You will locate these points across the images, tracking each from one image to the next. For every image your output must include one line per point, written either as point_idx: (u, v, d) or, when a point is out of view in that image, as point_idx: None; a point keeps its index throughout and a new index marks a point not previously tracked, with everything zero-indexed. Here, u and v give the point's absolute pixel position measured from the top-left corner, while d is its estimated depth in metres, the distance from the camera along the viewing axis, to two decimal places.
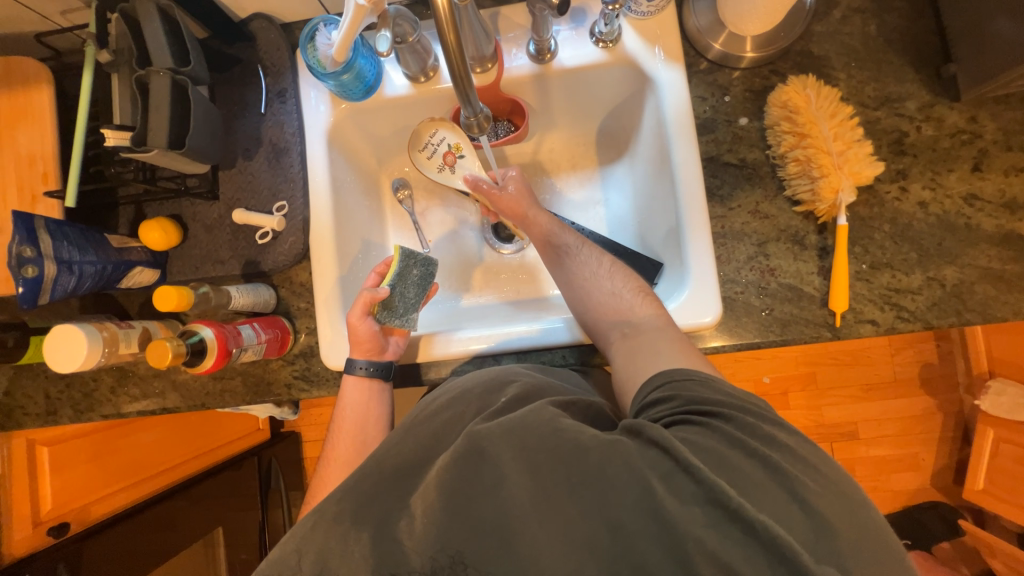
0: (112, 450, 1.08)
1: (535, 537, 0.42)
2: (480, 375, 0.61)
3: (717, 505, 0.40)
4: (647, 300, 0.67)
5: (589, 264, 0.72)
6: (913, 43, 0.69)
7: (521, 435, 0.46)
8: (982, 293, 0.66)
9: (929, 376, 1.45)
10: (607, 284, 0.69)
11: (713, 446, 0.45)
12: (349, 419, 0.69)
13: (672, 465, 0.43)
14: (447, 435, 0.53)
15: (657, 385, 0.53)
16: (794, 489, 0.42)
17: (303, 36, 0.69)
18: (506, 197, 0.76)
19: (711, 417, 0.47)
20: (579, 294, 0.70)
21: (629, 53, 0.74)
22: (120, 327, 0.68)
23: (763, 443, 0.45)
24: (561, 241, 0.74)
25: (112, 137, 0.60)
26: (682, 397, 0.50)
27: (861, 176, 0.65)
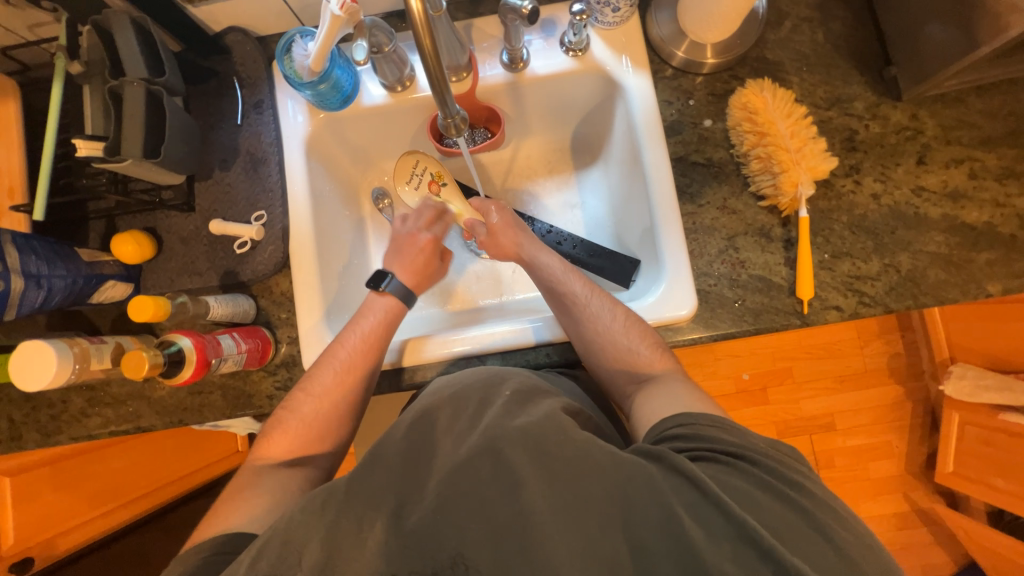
0: (80, 478, 1.01)
1: (554, 546, 0.44)
2: (476, 370, 0.61)
3: (748, 540, 0.44)
4: (663, 352, 0.67)
5: (601, 316, 0.69)
6: (856, 49, 0.75)
7: (538, 441, 0.48)
8: (934, 276, 0.70)
9: (897, 365, 1.52)
10: (623, 340, 0.68)
11: (741, 485, 0.48)
12: (348, 363, 0.68)
13: (698, 496, 0.46)
14: (447, 426, 0.53)
15: (678, 423, 0.56)
16: (825, 531, 0.45)
17: (279, 47, 0.70)
18: (499, 245, 0.77)
19: (737, 457, 0.50)
20: (591, 346, 0.69)
21: (598, 61, 0.77)
22: (92, 342, 0.66)
23: (791, 488, 0.48)
24: (568, 290, 0.71)
25: (83, 147, 0.59)
26: (707, 438, 0.53)
27: (818, 170, 0.69)
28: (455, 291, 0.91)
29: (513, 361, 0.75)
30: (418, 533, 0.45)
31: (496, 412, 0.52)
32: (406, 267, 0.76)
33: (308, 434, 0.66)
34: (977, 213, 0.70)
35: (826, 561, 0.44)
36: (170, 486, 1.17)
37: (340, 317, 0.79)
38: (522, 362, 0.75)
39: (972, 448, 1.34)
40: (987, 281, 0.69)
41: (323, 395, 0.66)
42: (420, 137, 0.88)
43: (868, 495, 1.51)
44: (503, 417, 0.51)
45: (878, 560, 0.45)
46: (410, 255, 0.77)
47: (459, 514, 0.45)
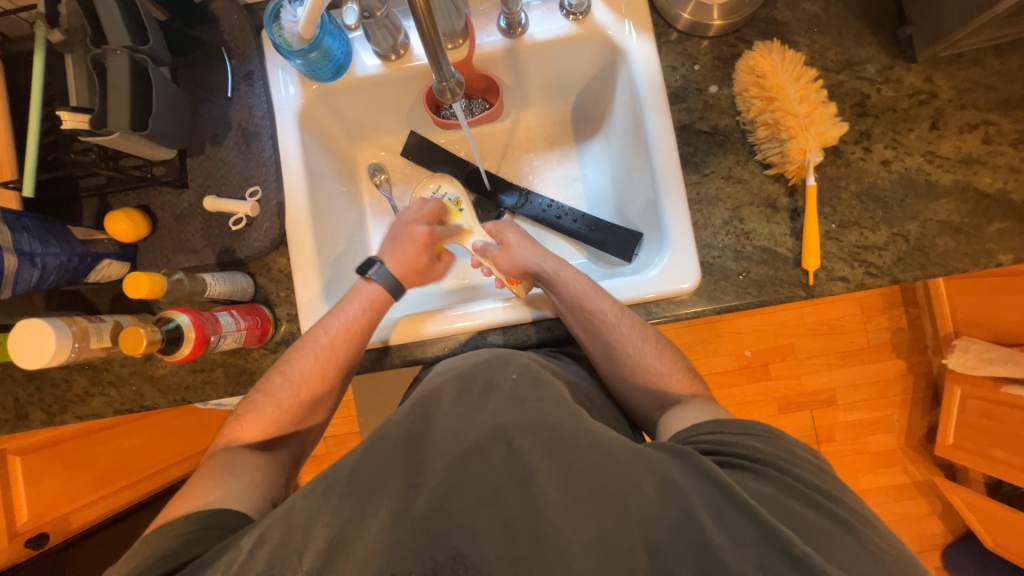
0: (90, 458, 1.02)
1: (568, 539, 0.44)
2: (478, 354, 0.63)
3: (776, 546, 0.43)
4: (687, 373, 0.68)
5: (630, 338, 0.67)
6: (870, 8, 0.72)
7: (552, 435, 0.49)
8: (943, 246, 0.69)
9: (900, 339, 1.52)
10: (655, 363, 0.67)
11: (770, 492, 0.48)
12: (328, 349, 0.67)
13: (721, 499, 0.46)
14: (460, 407, 0.54)
15: (707, 430, 0.56)
16: (858, 535, 0.45)
17: (267, 14, 0.67)
18: (516, 259, 0.75)
19: (765, 465, 0.51)
20: (617, 365, 0.68)
21: (599, 24, 0.74)
22: (91, 321, 0.65)
23: (823, 495, 0.48)
24: (598, 309, 0.68)
25: (68, 119, 0.57)
26: (732, 446, 0.53)
27: (827, 136, 0.67)
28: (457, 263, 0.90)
29: (513, 337, 0.74)
30: (427, 517, 0.45)
31: (506, 396, 0.53)
32: (400, 261, 0.75)
33: (284, 417, 0.66)
34: (990, 179, 0.68)
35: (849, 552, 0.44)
36: (179, 464, 1.19)
37: (340, 295, 0.78)
38: (522, 338, 0.74)
39: (974, 422, 1.35)
40: (999, 250, 0.68)
41: (303, 380, 0.67)
42: (416, 108, 0.86)
43: (868, 468, 1.53)
44: (516, 405, 0.52)
45: (882, 537, 0.46)
46: (409, 249, 0.75)
47: (467, 496, 0.46)
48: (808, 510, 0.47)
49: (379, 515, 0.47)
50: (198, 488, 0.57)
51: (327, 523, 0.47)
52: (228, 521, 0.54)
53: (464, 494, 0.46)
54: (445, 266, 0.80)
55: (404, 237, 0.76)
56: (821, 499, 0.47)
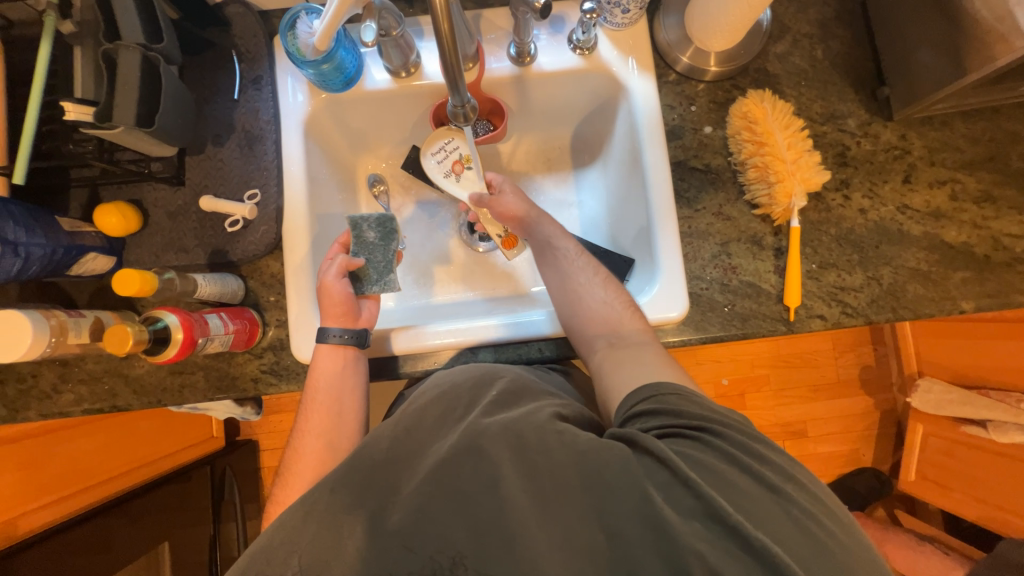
0: (43, 459, 0.98)
1: (536, 539, 0.45)
2: (464, 369, 0.62)
3: (730, 535, 0.44)
4: (635, 315, 0.69)
5: (585, 270, 0.73)
6: (853, 68, 0.78)
7: (518, 437, 0.50)
8: (913, 291, 0.73)
9: (867, 376, 1.58)
10: (600, 295, 0.70)
11: (709, 462, 0.49)
12: (320, 422, 0.67)
13: (667, 476, 0.48)
14: (440, 429, 0.54)
15: (644, 396, 0.57)
16: (789, 502, 0.47)
17: (283, 22, 0.68)
18: (508, 203, 0.77)
19: (702, 431, 0.52)
20: (574, 302, 0.71)
21: (605, 61, 0.78)
22: (70, 316, 0.63)
23: (754, 459, 0.49)
24: (558, 244, 0.75)
25: (72, 110, 0.56)
26: (666, 410, 0.54)
27: (811, 182, 0.71)
28: (452, 268, 0.90)
29: (504, 356, 0.75)
30: (402, 533, 0.46)
31: (482, 410, 0.53)
32: (328, 315, 0.70)
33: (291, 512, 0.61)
34: (956, 233, 0.74)
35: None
36: (141, 468, 1.18)
37: None
38: (513, 357, 0.75)
39: (933, 459, 1.41)
40: (962, 298, 0.73)
41: (306, 468, 0.64)
42: (421, 124, 0.87)
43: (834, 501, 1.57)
44: (492, 414, 0.53)
45: (811, 495, 0.48)
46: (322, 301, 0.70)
47: (448, 514, 0.47)
48: (743, 479, 0.48)
49: (355, 536, 0.47)
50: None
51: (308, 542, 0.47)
52: None
53: (447, 503, 0.47)
54: (337, 270, 0.72)
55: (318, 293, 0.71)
56: (778, 483, 0.48)
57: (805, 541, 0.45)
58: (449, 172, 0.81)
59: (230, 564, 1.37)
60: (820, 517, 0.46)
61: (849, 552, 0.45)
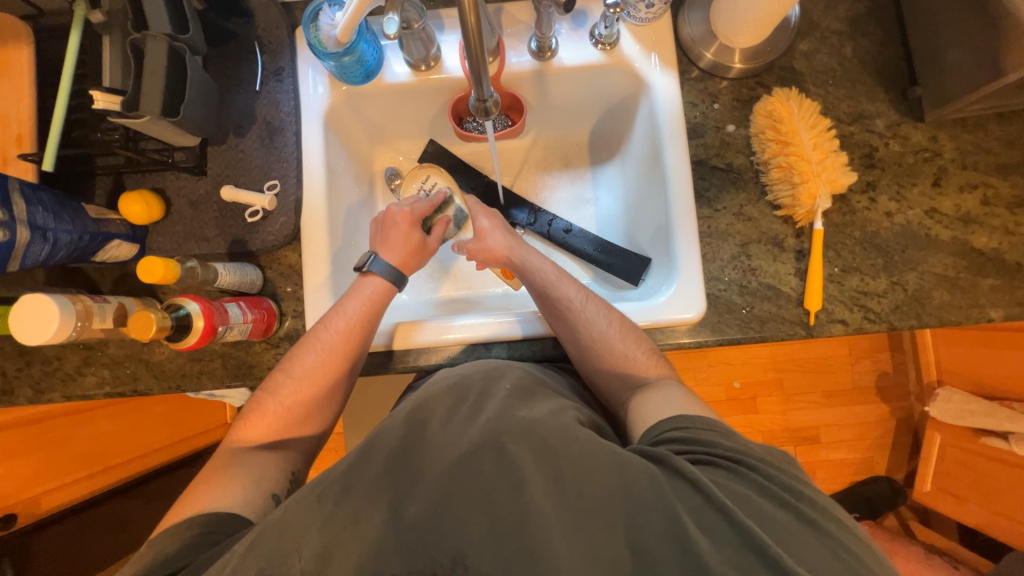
0: (57, 444, 0.98)
1: (556, 545, 0.45)
2: (477, 363, 0.63)
3: (768, 566, 0.43)
4: (657, 359, 0.68)
5: (596, 320, 0.69)
6: (883, 67, 0.75)
7: (542, 441, 0.50)
8: (939, 298, 0.71)
9: (885, 383, 1.55)
10: (619, 346, 0.67)
11: (744, 492, 0.49)
12: (329, 343, 0.66)
13: (701, 500, 0.47)
14: (454, 421, 0.53)
15: (674, 425, 0.56)
16: (827, 538, 0.46)
17: (306, 14, 0.68)
18: (487, 247, 0.76)
19: (737, 462, 0.51)
20: (588, 353, 0.69)
21: (627, 56, 0.76)
22: (95, 301, 0.64)
23: (790, 494, 0.49)
24: (563, 295, 0.70)
25: (100, 99, 0.57)
26: (698, 441, 0.53)
27: (837, 184, 0.69)
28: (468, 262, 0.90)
29: (518, 351, 0.75)
30: (421, 527, 0.47)
31: (499, 405, 0.54)
32: (392, 248, 0.72)
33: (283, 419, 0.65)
34: (986, 239, 0.71)
35: None
36: (154, 453, 1.15)
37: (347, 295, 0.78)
38: (526, 353, 0.75)
39: (950, 469, 1.37)
40: (990, 306, 0.71)
41: (308, 377, 0.66)
42: (439, 118, 0.87)
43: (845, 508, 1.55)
44: (506, 410, 0.53)
45: (851, 533, 0.47)
46: (393, 233, 0.73)
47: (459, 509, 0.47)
48: (777, 510, 0.47)
49: (373, 522, 0.48)
50: (199, 489, 0.59)
51: (319, 529, 0.47)
52: (228, 523, 0.55)
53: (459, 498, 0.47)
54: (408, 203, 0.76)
55: (385, 228, 0.74)
56: (816, 517, 0.47)
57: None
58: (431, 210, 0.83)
59: None
60: (859, 554, 0.46)
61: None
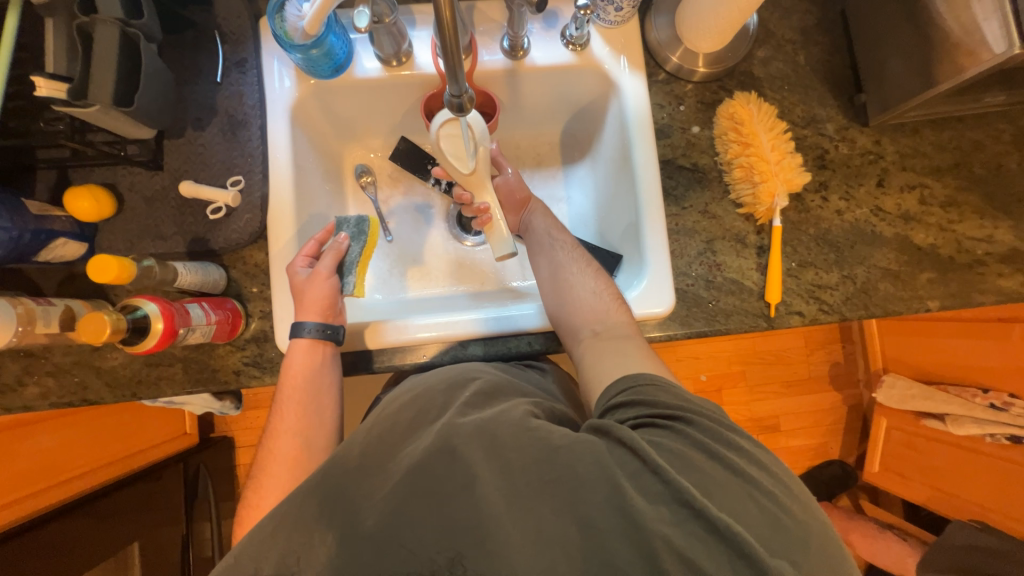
0: (7, 454, 0.92)
1: (507, 536, 0.45)
2: (440, 372, 0.62)
3: (701, 522, 0.45)
4: (623, 308, 0.71)
5: (576, 262, 0.75)
6: (832, 75, 0.81)
7: (492, 435, 0.50)
8: (884, 289, 0.77)
9: (836, 373, 1.65)
10: (590, 286, 0.72)
11: (679, 448, 0.50)
12: (292, 419, 0.65)
13: (639, 465, 0.48)
14: (415, 430, 0.54)
15: (621, 388, 0.58)
16: (753, 486, 0.48)
17: (272, 4, 0.66)
18: (506, 183, 0.80)
19: (675, 420, 0.53)
20: (562, 289, 0.72)
21: (597, 58, 0.78)
22: (39, 304, 0.60)
23: (724, 446, 0.50)
24: (554, 236, 0.78)
25: (42, 85, 0.53)
26: (642, 401, 0.55)
27: (793, 183, 0.74)
28: (441, 261, 0.90)
29: (493, 349, 0.75)
30: (378, 537, 0.45)
31: (453, 412, 0.54)
32: (306, 307, 0.68)
33: None
34: (924, 235, 0.78)
35: (807, 561, 0.45)
36: (100, 471, 1.11)
37: None
38: (501, 350, 0.75)
39: (896, 450, 1.48)
40: (928, 297, 0.77)
41: (280, 465, 0.63)
42: (411, 115, 0.86)
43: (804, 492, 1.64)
44: (466, 415, 0.53)
45: (779, 484, 0.49)
46: (305, 293, 0.68)
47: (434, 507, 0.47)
48: (710, 464, 0.49)
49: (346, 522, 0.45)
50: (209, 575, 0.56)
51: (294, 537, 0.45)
52: None
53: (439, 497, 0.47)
54: (302, 255, 0.71)
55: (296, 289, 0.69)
56: (745, 468, 0.49)
57: (766, 522, 0.46)
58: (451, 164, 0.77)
59: (204, 564, 1.33)
60: (784, 502, 0.48)
61: (808, 530, 0.47)
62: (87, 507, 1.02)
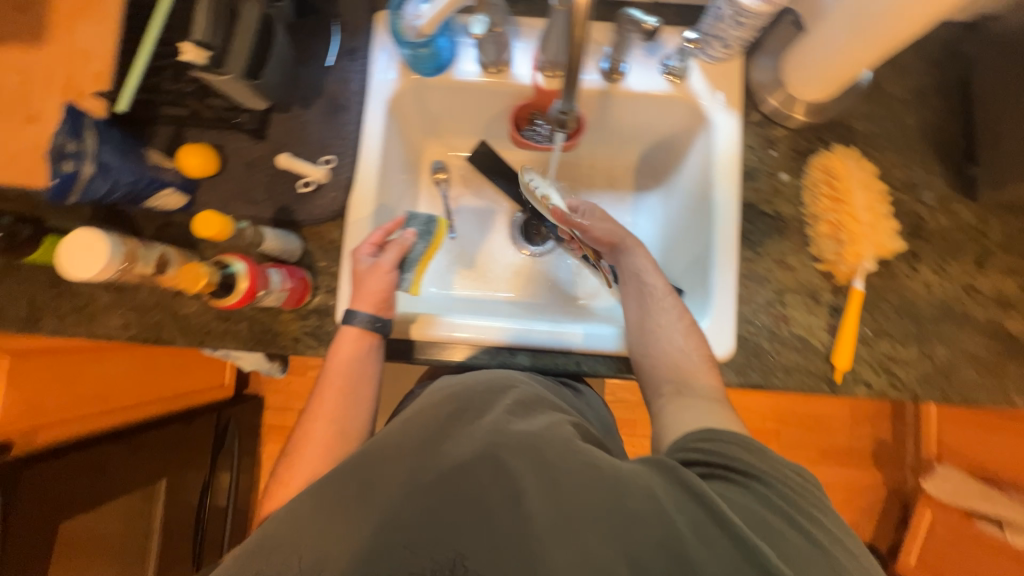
0: (74, 376, 1.01)
1: (553, 557, 0.44)
2: (477, 373, 0.62)
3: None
4: (712, 370, 0.67)
5: (669, 312, 0.71)
6: (941, 142, 0.76)
7: (539, 451, 0.50)
8: (966, 375, 0.71)
9: (881, 451, 1.54)
10: (679, 341, 0.68)
11: (745, 502, 0.49)
12: (331, 405, 0.67)
13: (702, 511, 0.47)
14: (454, 428, 0.53)
15: (700, 435, 0.57)
16: (822, 549, 0.46)
17: (393, 2, 0.70)
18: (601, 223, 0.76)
19: (743, 473, 0.52)
20: (648, 338, 0.70)
21: (694, 91, 0.78)
22: (141, 245, 0.65)
23: (792, 506, 0.49)
24: (647, 281, 0.73)
25: (189, 52, 0.58)
26: (717, 451, 0.54)
27: (883, 247, 0.70)
28: (498, 266, 0.91)
29: (539, 362, 0.75)
30: (417, 528, 0.46)
31: (493, 419, 0.53)
32: (362, 297, 0.69)
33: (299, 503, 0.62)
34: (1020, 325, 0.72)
35: None
36: (145, 405, 1.18)
37: None
38: (546, 365, 0.75)
39: (938, 548, 1.35)
40: (1016, 392, 0.71)
41: (314, 448, 0.65)
42: (497, 120, 0.88)
43: None
44: (505, 423, 0.53)
45: (846, 548, 0.47)
46: (363, 283, 0.69)
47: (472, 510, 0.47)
48: (778, 521, 0.48)
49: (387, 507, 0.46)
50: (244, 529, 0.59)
51: None
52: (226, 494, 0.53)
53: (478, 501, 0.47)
54: (366, 244, 0.71)
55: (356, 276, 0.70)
56: (813, 530, 0.47)
57: None
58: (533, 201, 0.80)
59: (217, 512, 1.39)
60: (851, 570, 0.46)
61: None
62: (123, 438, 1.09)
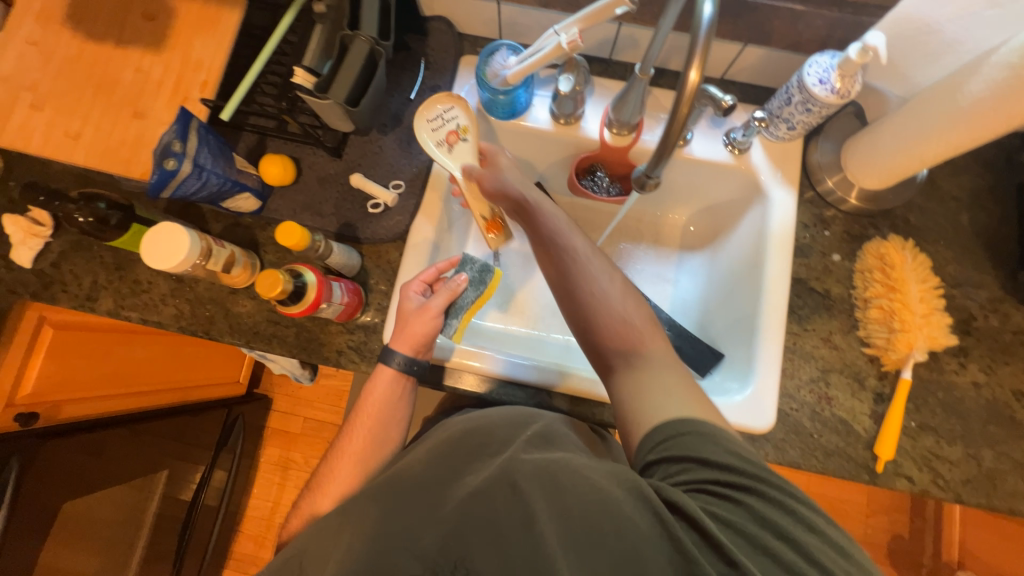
0: (101, 353, 1.00)
1: None
2: (506, 410, 0.63)
3: None
4: (656, 330, 0.62)
5: (594, 275, 0.65)
6: (995, 244, 0.78)
7: (552, 475, 0.49)
8: (1013, 484, 0.69)
9: (897, 547, 1.47)
10: (619, 306, 0.63)
11: (744, 525, 0.46)
12: (359, 444, 0.66)
13: (699, 537, 0.45)
14: (475, 460, 0.54)
15: (663, 434, 0.52)
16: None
17: (484, 51, 0.75)
18: (500, 180, 0.73)
19: (734, 489, 0.48)
20: (583, 308, 0.64)
21: (754, 165, 0.81)
22: (215, 243, 0.68)
23: (799, 527, 0.46)
24: (566, 241, 0.67)
25: (301, 74, 0.63)
26: (693, 459, 0.50)
27: (936, 341, 0.70)
28: (538, 305, 0.93)
29: (574, 409, 0.75)
30: (437, 554, 0.44)
31: (514, 449, 0.53)
32: (403, 336, 0.67)
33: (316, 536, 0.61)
34: None
35: None
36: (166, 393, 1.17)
37: None
38: (581, 412, 0.75)
39: None
40: None
41: (338, 485, 0.64)
42: (557, 167, 0.92)
43: None
44: (529, 452, 0.52)
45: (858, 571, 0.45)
46: (406, 324, 0.68)
47: None
48: (783, 546, 0.45)
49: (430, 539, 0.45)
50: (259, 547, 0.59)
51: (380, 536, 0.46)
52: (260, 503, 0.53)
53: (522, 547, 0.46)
54: (417, 283, 0.70)
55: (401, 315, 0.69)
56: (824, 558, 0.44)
57: None
58: (442, 141, 0.74)
59: (208, 512, 1.36)
60: None
61: None
62: (134, 424, 1.08)
